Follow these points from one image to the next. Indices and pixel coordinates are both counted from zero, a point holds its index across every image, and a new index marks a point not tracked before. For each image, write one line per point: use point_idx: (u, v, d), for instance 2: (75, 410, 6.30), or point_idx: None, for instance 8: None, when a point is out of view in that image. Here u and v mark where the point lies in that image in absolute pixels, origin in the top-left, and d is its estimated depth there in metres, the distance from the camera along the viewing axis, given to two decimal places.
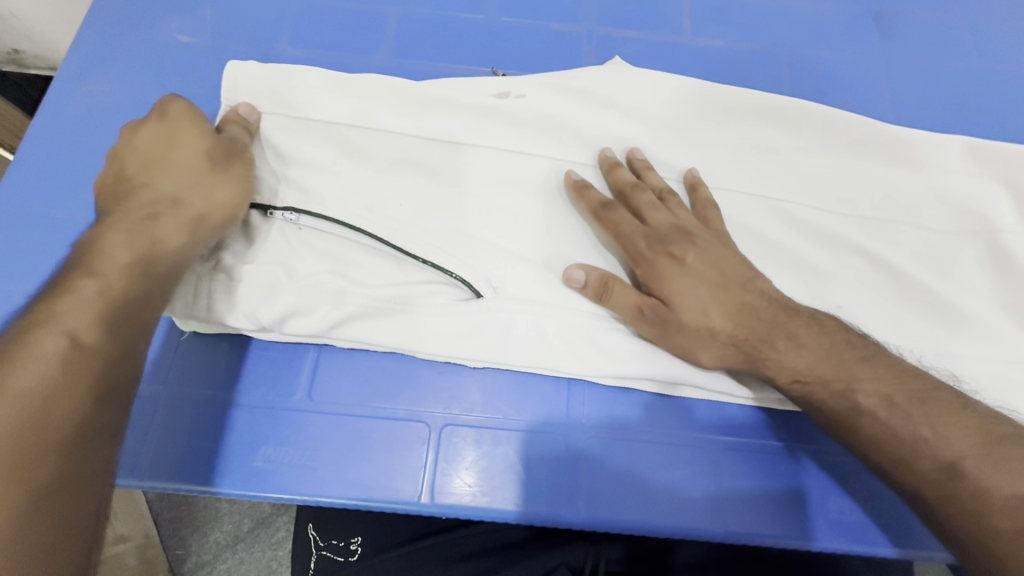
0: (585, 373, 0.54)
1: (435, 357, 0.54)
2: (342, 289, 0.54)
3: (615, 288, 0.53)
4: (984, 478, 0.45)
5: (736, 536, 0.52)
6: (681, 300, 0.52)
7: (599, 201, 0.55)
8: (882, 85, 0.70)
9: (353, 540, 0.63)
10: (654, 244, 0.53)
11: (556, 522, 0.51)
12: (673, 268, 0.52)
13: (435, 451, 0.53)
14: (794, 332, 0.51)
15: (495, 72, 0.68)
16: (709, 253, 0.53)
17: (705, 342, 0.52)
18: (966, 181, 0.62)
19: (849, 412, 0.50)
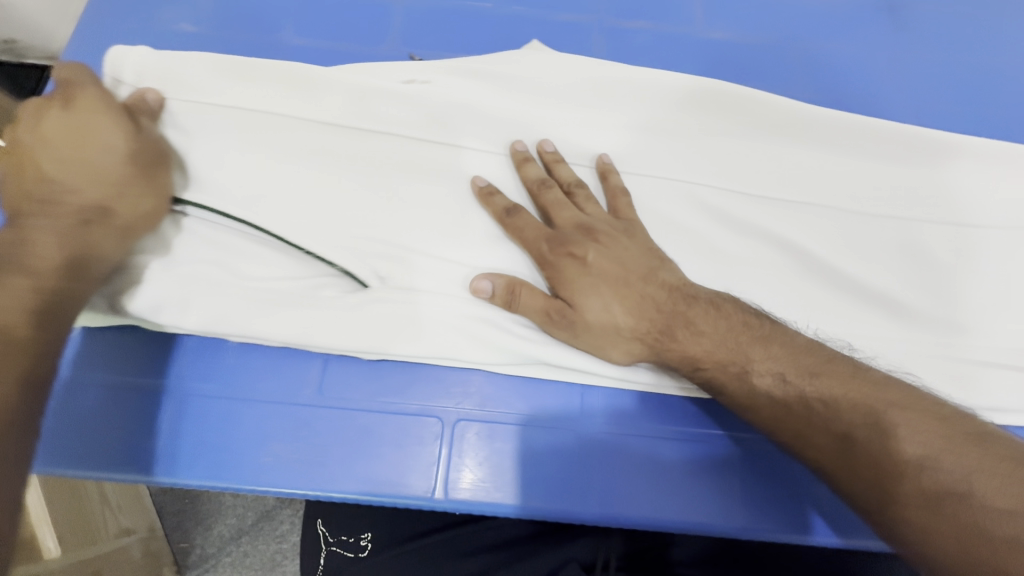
0: (593, 372, 0.54)
1: (404, 358, 0.53)
2: (220, 280, 0.52)
3: (522, 291, 0.51)
4: (884, 443, 0.44)
5: (748, 530, 0.52)
6: (587, 300, 0.51)
7: (504, 205, 0.54)
8: (893, 78, 0.69)
9: (363, 536, 0.63)
10: (557, 245, 0.52)
11: (569, 517, 0.51)
12: (575, 268, 0.51)
13: (447, 447, 0.52)
14: (693, 320, 0.50)
15: (410, 57, 0.66)
16: (618, 248, 0.53)
17: (615, 340, 0.51)
18: (960, 178, 0.62)
19: (746, 396, 0.49)
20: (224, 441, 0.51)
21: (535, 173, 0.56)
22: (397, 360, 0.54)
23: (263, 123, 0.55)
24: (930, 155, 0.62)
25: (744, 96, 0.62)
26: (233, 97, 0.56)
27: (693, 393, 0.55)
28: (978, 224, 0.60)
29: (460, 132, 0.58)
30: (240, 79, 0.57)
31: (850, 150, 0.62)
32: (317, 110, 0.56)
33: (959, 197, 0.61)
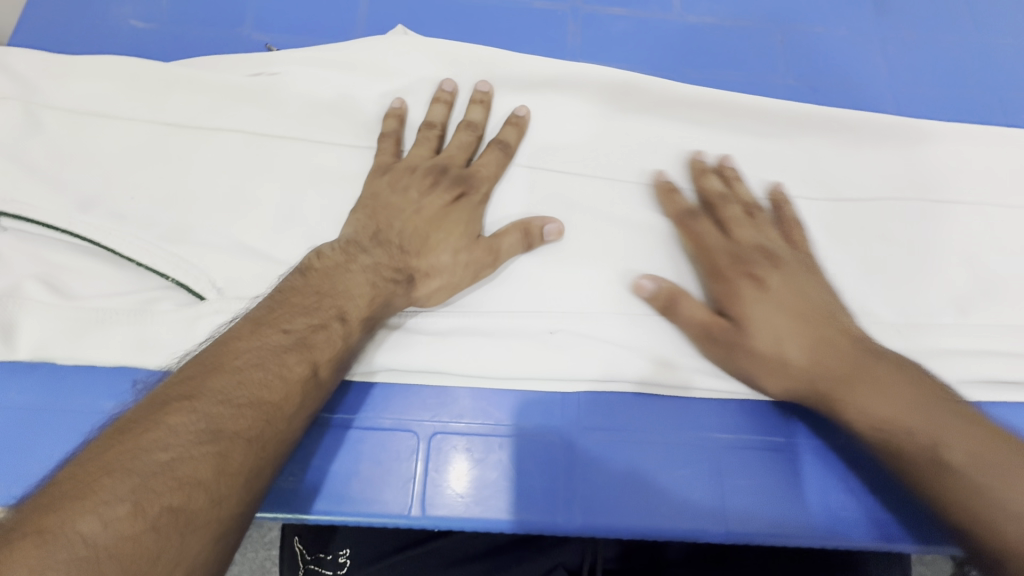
0: (576, 380, 0.52)
1: (386, 372, 0.52)
2: (41, 298, 0.49)
3: (681, 305, 0.51)
4: None
5: (739, 537, 0.50)
6: (756, 326, 0.50)
7: (684, 207, 0.55)
8: (877, 62, 0.67)
9: (341, 552, 0.62)
10: (738, 263, 0.52)
11: (554, 530, 0.49)
12: (753, 291, 0.50)
13: (424, 461, 0.51)
14: (879, 376, 0.47)
15: (266, 47, 0.62)
16: (807, 278, 0.52)
17: (775, 374, 0.49)
18: (943, 152, 0.60)
19: (933, 467, 0.44)
20: None
21: (720, 185, 0.56)
22: (377, 374, 0.52)
23: (227, 136, 0.54)
24: (914, 135, 0.60)
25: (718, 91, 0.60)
26: (198, 105, 0.55)
27: (732, 397, 0.54)
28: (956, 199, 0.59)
29: (436, 127, 0.56)
30: (200, 91, 0.55)
31: (828, 138, 0.60)
32: (283, 119, 0.55)
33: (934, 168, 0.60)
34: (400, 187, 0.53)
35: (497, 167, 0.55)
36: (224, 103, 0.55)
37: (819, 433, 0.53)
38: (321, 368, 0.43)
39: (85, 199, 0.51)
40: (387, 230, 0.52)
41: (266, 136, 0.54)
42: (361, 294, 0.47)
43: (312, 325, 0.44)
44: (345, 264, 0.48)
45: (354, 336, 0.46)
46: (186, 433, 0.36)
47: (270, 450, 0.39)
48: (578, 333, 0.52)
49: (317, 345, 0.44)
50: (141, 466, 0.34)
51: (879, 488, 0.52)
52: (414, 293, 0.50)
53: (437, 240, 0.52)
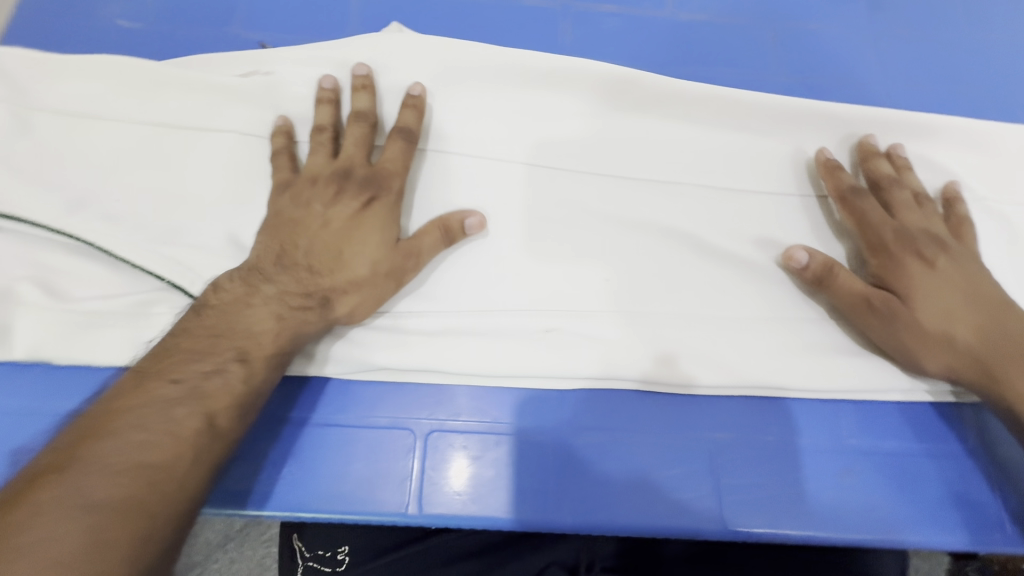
0: (572, 376, 0.52)
1: (380, 371, 0.52)
2: (37, 299, 0.49)
3: (836, 277, 0.51)
4: None
5: (736, 534, 0.50)
6: (925, 300, 0.50)
7: (849, 184, 0.55)
8: (871, 58, 0.67)
9: (339, 550, 0.62)
10: (903, 241, 0.52)
11: (550, 527, 0.50)
12: (921, 267, 0.51)
13: (421, 459, 0.51)
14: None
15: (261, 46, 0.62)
16: (957, 260, 0.52)
17: (940, 347, 0.50)
18: (939, 147, 0.60)
19: None
20: None
21: (888, 169, 0.57)
22: (372, 374, 0.52)
23: (217, 137, 0.54)
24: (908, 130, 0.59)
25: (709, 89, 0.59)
26: (188, 107, 0.54)
27: (726, 395, 0.53)
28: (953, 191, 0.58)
29: (332, 128, 0.54)
30: (187, 91, 0.55)
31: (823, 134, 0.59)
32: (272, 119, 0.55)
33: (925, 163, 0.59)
34: (303, 201, 0.51)
35: (403, 158, 0.53)
36: (212, 104, 0.55)
37: (816, 431, 0.53)
38: (218, 417, 0.42)
39: (76, 202, 0.51)
40: (293, 251, 0.50)
41: (256, 138, 0.55)
42: (264, 328, 0.46)
43: (206, 371, 0.43)
44: (247, 297, 0.47)
45: (257, 375, 0.45)
46: (54, 513, 0.34)
47: (162, 511, 0.37)
48: (569, 332, 0.53)
49: (210, 393, 0.42)
50: (2, 558, 0.32)
51: (878, 485, 0.52)
52: (330, 314, 0.49)
53: (350, 255, 0.50)
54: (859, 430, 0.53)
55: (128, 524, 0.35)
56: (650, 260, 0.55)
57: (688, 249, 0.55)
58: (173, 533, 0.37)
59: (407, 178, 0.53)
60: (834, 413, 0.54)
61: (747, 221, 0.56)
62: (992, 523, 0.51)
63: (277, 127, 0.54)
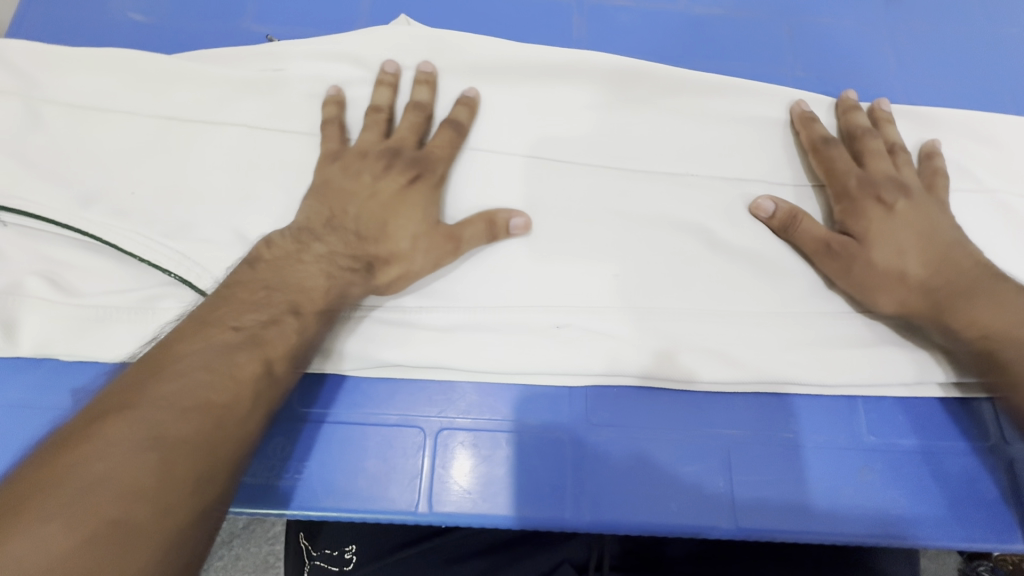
0: (589, 372, 0.51)
1: (390, 365, 0.51)
2: (46, 294, 0.49)
3: (801, 225, 0.52)
4: None
5: (748, 532, 0.49)
6: (880, 243, 0.51)
7: (819, 136, 0.55)
8: (886, 53, 0.66)
9: (347, 549, 0.62)
10: (866, 187, 0.53)
11: (560, 525, 0.49)
12: (880, 212, 0.52)
13: (431, 458, 0.50)
14: (988, 292, 0.49)
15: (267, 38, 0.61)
16: (920, 207, 0.52)
17: (893, 286, 0.50)
18: (955, 141, 0.59)
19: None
20: None
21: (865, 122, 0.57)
22: (381, 368, 0.51)
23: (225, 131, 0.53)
24: (920, 127, 0.59)
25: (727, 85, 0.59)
26: (198, 99, 0.54)
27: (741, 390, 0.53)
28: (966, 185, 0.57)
29: (386, 111, 0.54)
30: (199, 85, 0.54)
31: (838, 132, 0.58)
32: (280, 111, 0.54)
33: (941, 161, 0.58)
34: (353, 172, 0.52)
35: (450, 147, 0.53)
36: (222, 97, 0.54)
37: (830, 428, 0.53)
38: (275, 364, 0.43)
39: (85, 194, 0.51)
40: (342, 216, 0.50)
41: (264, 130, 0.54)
42: (314, 285, 0.47)
43: (262, 323, 0.44)
44: (297, 254, 0.48)
45: (309, 331, 0.46)
46: (127, 444, 0.34)
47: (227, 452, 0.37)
48: (583, 331, 0.52)
49: (268, 341, 0.43)
50: (78, 480, 0.32)
51: (891, 483, 0.51)
52: (373, 281, 0.49)
53: (393, 227, 0.50)
54: (873, 429, 0.53)
55: (199, 462, 0.35)
56: (668, 254, 0.54)
57: (704, 244, 0.54)
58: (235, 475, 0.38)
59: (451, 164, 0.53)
60: (847, 411, 0.53)
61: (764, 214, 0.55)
62: (1005, 523, 0.51)
63: (327, 98, 0.54)
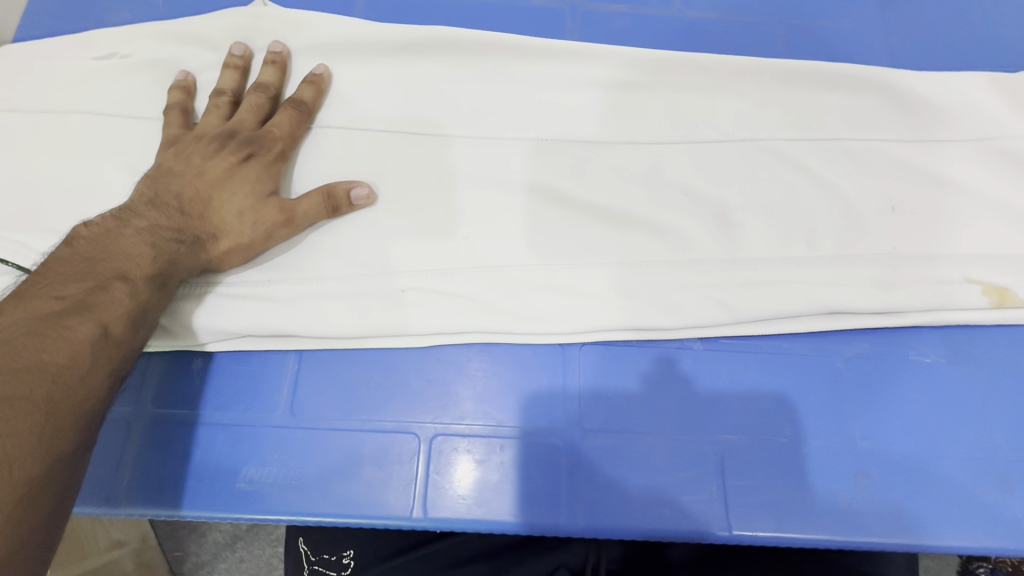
0: (474, 330, 0.53)
1: (384, 339, 0.53)
2: None
3: (810, 159, 0.59)
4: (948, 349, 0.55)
5: (741, 537, 0.49)
6: (846, 179, 0.58)
7: (797, 80, 0.61)
8: (880, 55, 0.67)
9: (345, 553, 0.62)
10: (833, 130, 0.60)
11: (555, 531, 0.49)
12: (843, 151, 0.59)
13: (426, 463, 0.51)
14: (837, 216, 0.57)
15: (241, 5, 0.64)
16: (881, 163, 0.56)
17: (840, 215, 0.57)
18: (943, 142, 0.60)
19: (868, 288, 0.55)
20: (175, 465, 0.50)
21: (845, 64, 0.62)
22: (375, 347, 0.53)
23: None
24: (905, 127, 0.60)
25: (705, 92, 0.61)
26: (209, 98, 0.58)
27: (726, 367, 0.54)
28: (952, 180, 0.58)
29: (236, 94, 0.57)
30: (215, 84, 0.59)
31: (815, 128, 0.60)
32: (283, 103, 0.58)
33: (853, 151, 0.59)
34: (184, 155, 0.53)
35: (291, 126, 0.55)
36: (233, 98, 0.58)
37: (823, 429, 0.53)
38: (111, 326, 0.44)
39: (95, 205, 0.54)
40: (165, 194, 0.51)
41: None
42: (138, 254, 0.47)
43: (88, 289, 0.44)
44: (117, 229, 0.48)
45: (145, 295, 0.46)
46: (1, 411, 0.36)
47: (69, 414, 0.39)
48: (563, 330, 0.54)
49: (100, 305, 0.44)
50: None
51: (887, 486, 0.51)
52: (203, 255, 0.50)
53: (220, 201, 0.52)
54: (867, 433, 0.53)
55: (32, 443, 0.36)
56: (654, 244, 0.56)
57: (683, 229, 0.56)
58: (73, 454, 0.39)
59: (296, 143, 0.56)
60: (840, 413, 0.53)
61: (736, 184, 0.58)
62: (1003, 531, 0.50)
63: (176, 83, 0.58)
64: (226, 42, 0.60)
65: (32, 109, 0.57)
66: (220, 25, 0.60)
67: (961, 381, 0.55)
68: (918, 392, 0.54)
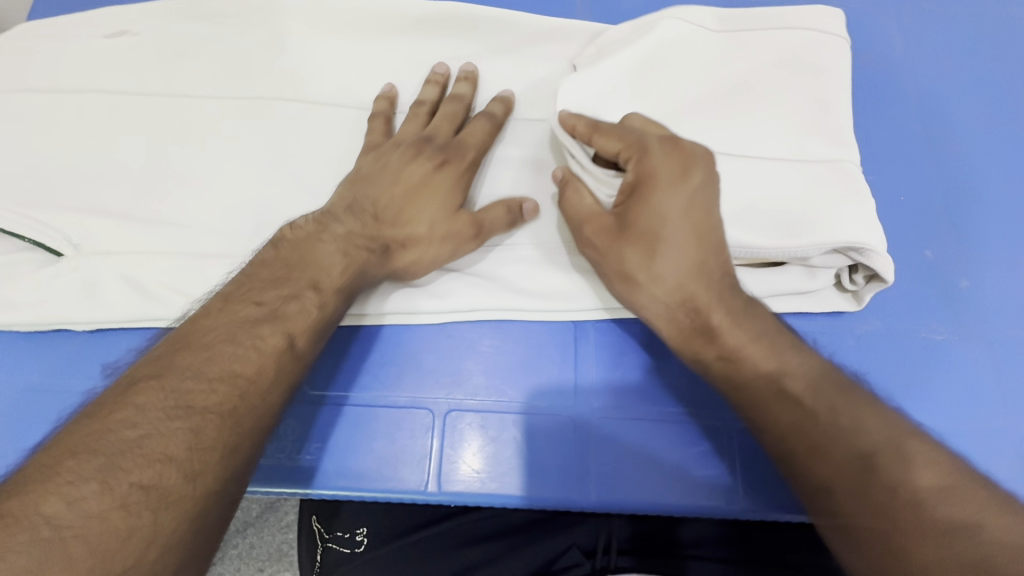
0: (486, 309, 0.54)
1: (396, 317, 0.54)
2: None
3: None
4: (903, 472, 0.41)
5: (754, 512, 0.50)
6: (642, 266, 0.49)
7: None
8: (893, 35, 0.66)
9: (358, 531, 0.62)
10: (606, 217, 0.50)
11: (568, 505, 0.49)
12: (617, 235, 0.50)
13: (439, 438, 0.51)
14: (656, 314, 0.51)
15: None
16: (716, 185, 0.49)
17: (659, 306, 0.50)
18: None
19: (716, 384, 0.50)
20: None
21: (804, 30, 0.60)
22: (388, 325, 0.54)
23: (238, 98, 0.58)
24: None
25: None
26: (219, 76, 0.59)
27: None
28: None
29: (430, 104, 0.57)
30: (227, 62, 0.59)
31: None
32: (293, 82, 0.58)
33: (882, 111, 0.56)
34: (384, 161, 0.54)
35: (485, 136, 0.55)
36: (244, 75, 0.59)
37: None
38: (297, 338, 0.44)
39: (110, 183, 0.55)
40: (362, 200, 0.52)
41: (278, 100, 0.58)
42: (333, 264, 0.48)
43: (283, 297, 0.46)
44: (318, 234, 0.50)
45: (330, 305, 0.47)
46: (154, 410, 0.37)
47: (246, 423, 0.39)
48: (573, 307, 0.54)
49: (289, 315, 0.45)
50: (114, 444, 0.35)
51: None
52: (390, 264, 0.51)
53: (412, 211, 0.52)
54: None
55: (215, 458, 0.37)
56: None
57: None
58: (247, 466, 0.40)
59: (484, 153, 0.55)
60: None
61: None
62: None
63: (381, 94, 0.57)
64: (238, 22, 0.61)
65: (48, 89, 0.58)
66: (231, 6, 0.61)
67: (974, 359, 0.54)
68: (932, 368, 0.54)
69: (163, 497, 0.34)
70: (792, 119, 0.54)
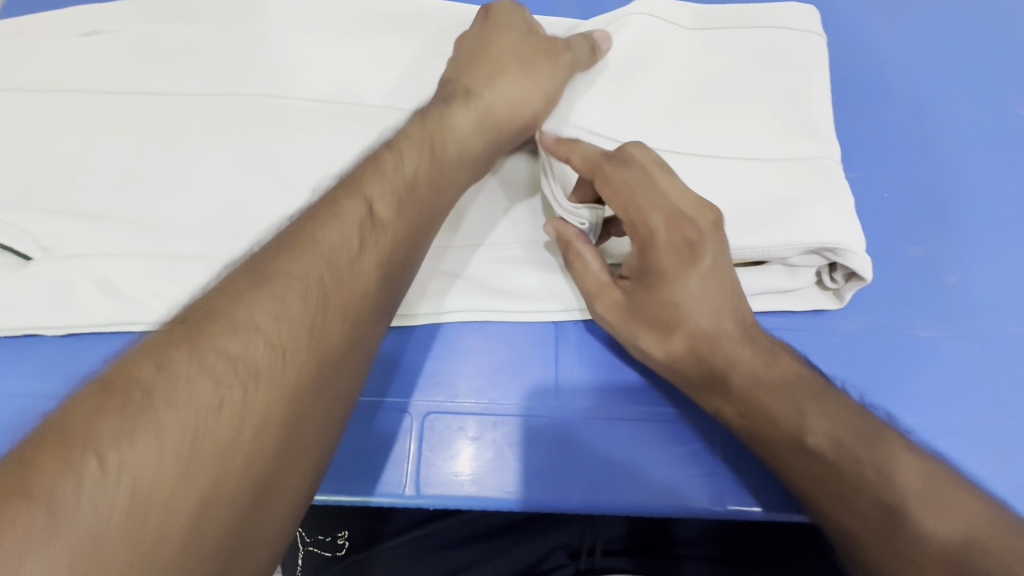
0: (468, 310, 0.53)
1: None
2: None
3: None
4: (928, 525, 0.38)
5: (737, 513, 0.49)
6: (647, 322, 0.48)
7: None
8: (882, 30, 0.66)
9: (340, 534, 0.62)
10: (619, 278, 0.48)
11: (549, 507, 0.49)
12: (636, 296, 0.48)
13: (419, 441, 0.50)
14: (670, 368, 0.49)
15: None
16: (725, 256, 0.46)
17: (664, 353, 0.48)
18: None
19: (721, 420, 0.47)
20: None
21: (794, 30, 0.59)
22: None
23: (213, 96, 0.57)
24: None
25: None
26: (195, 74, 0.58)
27: None
28: None
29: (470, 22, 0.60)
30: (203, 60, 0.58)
31: None
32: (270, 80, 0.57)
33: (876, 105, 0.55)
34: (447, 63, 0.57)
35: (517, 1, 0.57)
36: (220, 73, 0.58)
37: None
38: (380, 214, 0.43)
39: (82, 183, 0.54)
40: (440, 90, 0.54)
41: (254, 97, 0.57)
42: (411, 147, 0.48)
43: (370, 176, 0.44)
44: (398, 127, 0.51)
45: (413, 181, 0.46)
46: (252, 281, 0.37)
47: (338, 294, 0.39)
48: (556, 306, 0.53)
49: (373, 192, 0.43)
50: (218, 311, 0.35)
51: None
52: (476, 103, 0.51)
53: (480, 68, 0.53)
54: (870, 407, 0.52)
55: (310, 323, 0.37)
56: None
57: None
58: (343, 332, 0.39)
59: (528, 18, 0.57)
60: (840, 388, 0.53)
61: None
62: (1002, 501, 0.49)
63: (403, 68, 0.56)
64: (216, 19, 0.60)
65: (21, 88, 0.57)
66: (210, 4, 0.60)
67: (961, 356, 0.53)
68: (920, 366, 0.53)
69: (255, 365, 0.34)
70: (775, 117, 0.53)
